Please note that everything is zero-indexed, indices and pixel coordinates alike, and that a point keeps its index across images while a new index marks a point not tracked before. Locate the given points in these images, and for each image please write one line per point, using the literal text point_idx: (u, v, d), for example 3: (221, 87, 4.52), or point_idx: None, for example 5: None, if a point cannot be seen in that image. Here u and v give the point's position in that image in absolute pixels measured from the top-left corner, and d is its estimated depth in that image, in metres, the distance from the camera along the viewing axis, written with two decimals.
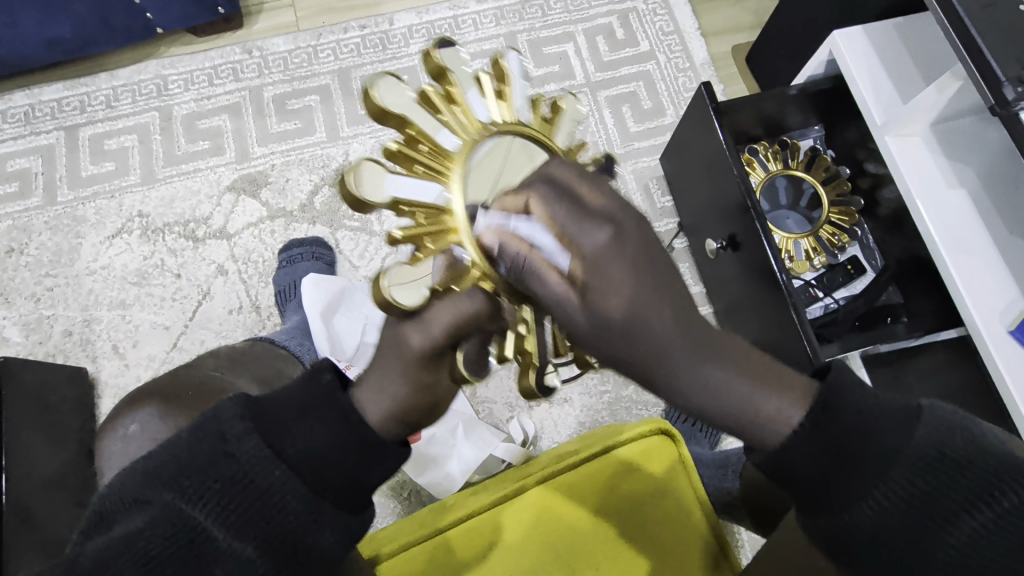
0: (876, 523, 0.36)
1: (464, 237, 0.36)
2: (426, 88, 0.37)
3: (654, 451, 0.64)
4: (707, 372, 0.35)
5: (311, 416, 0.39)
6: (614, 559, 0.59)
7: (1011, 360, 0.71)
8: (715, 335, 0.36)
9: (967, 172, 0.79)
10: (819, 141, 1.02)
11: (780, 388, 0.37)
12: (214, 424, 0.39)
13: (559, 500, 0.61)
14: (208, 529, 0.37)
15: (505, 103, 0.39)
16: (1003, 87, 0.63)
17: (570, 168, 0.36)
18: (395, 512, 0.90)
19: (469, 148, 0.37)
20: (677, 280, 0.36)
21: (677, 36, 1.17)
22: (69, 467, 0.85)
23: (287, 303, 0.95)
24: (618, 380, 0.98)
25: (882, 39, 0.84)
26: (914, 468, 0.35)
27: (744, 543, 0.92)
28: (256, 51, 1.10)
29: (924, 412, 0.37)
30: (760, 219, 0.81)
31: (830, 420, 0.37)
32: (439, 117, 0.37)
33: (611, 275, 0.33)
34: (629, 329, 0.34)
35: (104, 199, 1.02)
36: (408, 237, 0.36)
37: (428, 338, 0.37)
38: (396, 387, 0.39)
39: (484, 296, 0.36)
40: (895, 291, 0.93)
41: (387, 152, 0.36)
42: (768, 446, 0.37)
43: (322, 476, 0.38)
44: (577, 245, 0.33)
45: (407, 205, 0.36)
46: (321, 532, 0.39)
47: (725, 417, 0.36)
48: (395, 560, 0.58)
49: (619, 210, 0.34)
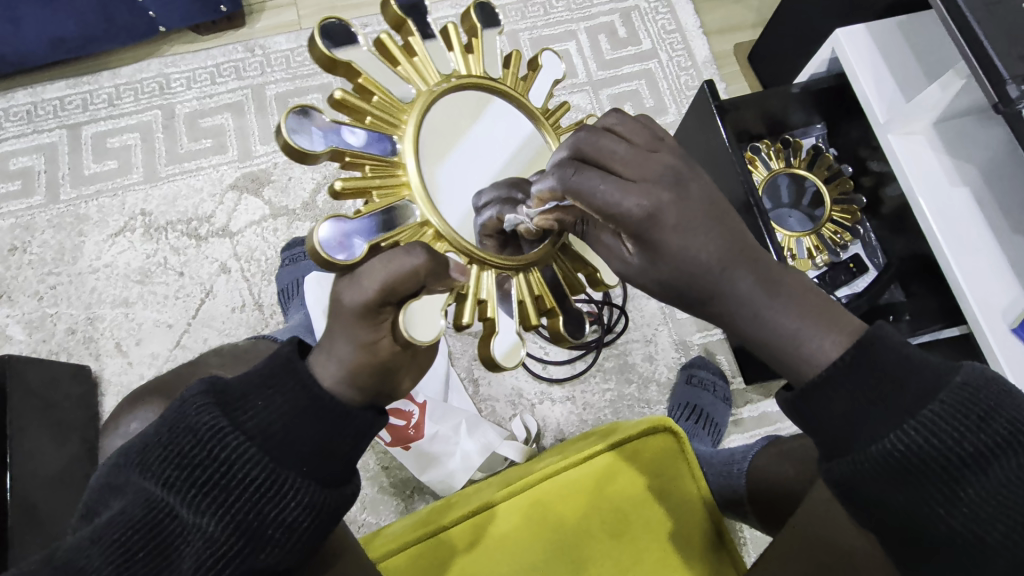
0: (901, 459, 0.36)
1: (414, 192, 0.40)
2: (381, 36, 0.41)
3: (653, 443, 0.64)
4: (761, 307, 0.38)
5: (272, 387, 0.40)
6: (593, 544, 0.59)
7: (1012, 355, 0.72)
8: (773, 270, 0.39)
9: (970, 170, 0.79)
10: (820, 140, 1.02)
11: (827, 325, 0.38)
12: (177, 403, 0.40)
13: (551, 493, 0.61)
14: (175, 506, 0.38)
15: (470, 56, 0.44)
16: (1007, 85, 0.63)
17: (603, 145, 0.38)
18: (397, 510, 0.90)
19: (422, 95, 0.41)
20: (730, 225, 0.38)
21: (679, 34, 1.17)
22: (74, 465, 0.85)
23: (290, 301, 0.95)
24: (621, 378, 0.98)
25: (884, 39, 0.85)
26: (945, 409, 0.36)
27: (747, 541, 0.92)
28: (258, 49, 1.10)
29: (965, 366, 0.37)
30: (764, 217, 0.81)
31: (848, 377, 0.37)
32: (395, 67, 0.41)
33: (659, 237, 0.37)
34: (682, 279, 0.38)
35: (106, 197, 1.02)
36: (350, 189, 0.38)
37: (360, 297, 0.38)
38: (343, 348, 0.40)
39: (425, 252, 0.38)
40: (898, 289, 0.95)
41: (333, 100, 0.39)
42: (801, 381, 0.38)
43: (280, 447, 0.39)
44: (621, 219, 0.37)
45: (349, 153, 0.39)
46: (286, 500, 0.38)
47: (768, 348, 0.39)
48: (399, 558, 0.57)
49: (658, 181, 0.37)
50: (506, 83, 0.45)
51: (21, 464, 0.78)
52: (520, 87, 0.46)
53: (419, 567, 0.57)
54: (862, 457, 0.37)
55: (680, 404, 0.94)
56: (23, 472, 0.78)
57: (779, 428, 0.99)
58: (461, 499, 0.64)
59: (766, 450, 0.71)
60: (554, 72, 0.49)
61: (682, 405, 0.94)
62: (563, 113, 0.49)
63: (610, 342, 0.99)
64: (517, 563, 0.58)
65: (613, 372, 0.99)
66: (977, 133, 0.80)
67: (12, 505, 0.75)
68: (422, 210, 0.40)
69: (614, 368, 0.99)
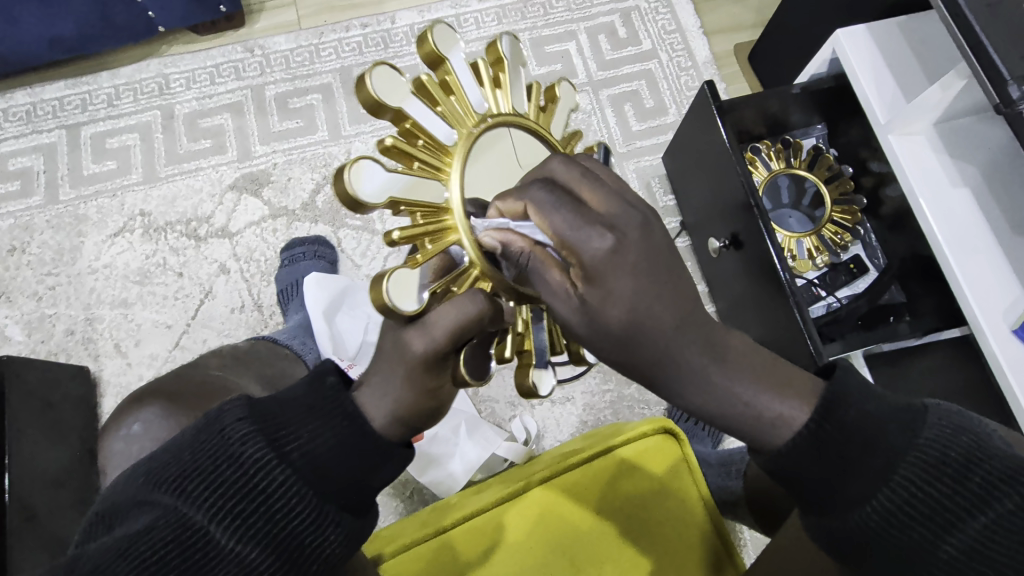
0: (880, 523, 0.36)
1: (463, 235, 0.39)
2: (422, 78, 0.39)
3: (662, 450, 0.64)
4: (711, 376, 0.36)
5: (316, 418, 0.39)
6: (612, 562, 0.59)
7: (1013, 360, 0.71)
8: (719, 335, 0.37)
9: (971, 171, 0.79)
10: (822, 140, 1.01)
11: (786, 392, 0.37)
12: (217, 426, 0.39)
13: (559, 501, 0.61)
14: (213, 533, 0.38)
15: (499, 90, 0.42)
16: (1008, 86, 0.63)
17: (574, 172, 0.36)
18: (397, 511, 0.90)
19: (462, 137, 0.40)
20: (685, 286, 0.36)
21: (679, 35, 1.17)
22: (74, 466, 0.85)
23: (289, 302, 0.95)
24: (620, 379, 0.98)
25: (885, 39, 0.84)
26: (915, 469, 0.36)
27: (746, 542, 0.92)
28: (258, 49, 1.10)
29: (929, 416, 0.37)
30: (764, 218, 0.81)
31: (817, 442, 0.36)
32: (435, 106, 0.39)
33: (611, 279, 0.34)
34: (629, 334, 0.35)
35: (105, 198, 1.02)
36: (406, 238, 0.37)
37: (431, 344, 0.37)
38: (397, 391, 0.39)
39: (486, 299, 0.37)
40: (899, 290, 0.94)
41: (383, 146, 0.37)
42: (769, 448, 0.37)
43: (324, 481, 0.38)
44: (577, 251, 0.34)
45: (404, 203, 0.37)
46: (326, 534, 0.38)
47: (721, 416, 0.37)
48: (400, 559, 0.58)
49: (623, 216, 0.34)
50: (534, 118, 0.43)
51: (20, 465, 0.78)
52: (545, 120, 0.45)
53: (418, 567, 0.57)
54: (842, 515, 0.37)
55: None
56: (21, 473, 0.78)
57: None
58: (459, 505, 0.64)
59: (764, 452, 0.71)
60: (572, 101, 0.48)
61: None
62: (578, 142, 0.48)
63: None
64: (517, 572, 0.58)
65: (613, 373, 0.98)
66: (978, 134, 0.80)
67: (11, 507, 0.75)
68: (471, 253, 0.39)
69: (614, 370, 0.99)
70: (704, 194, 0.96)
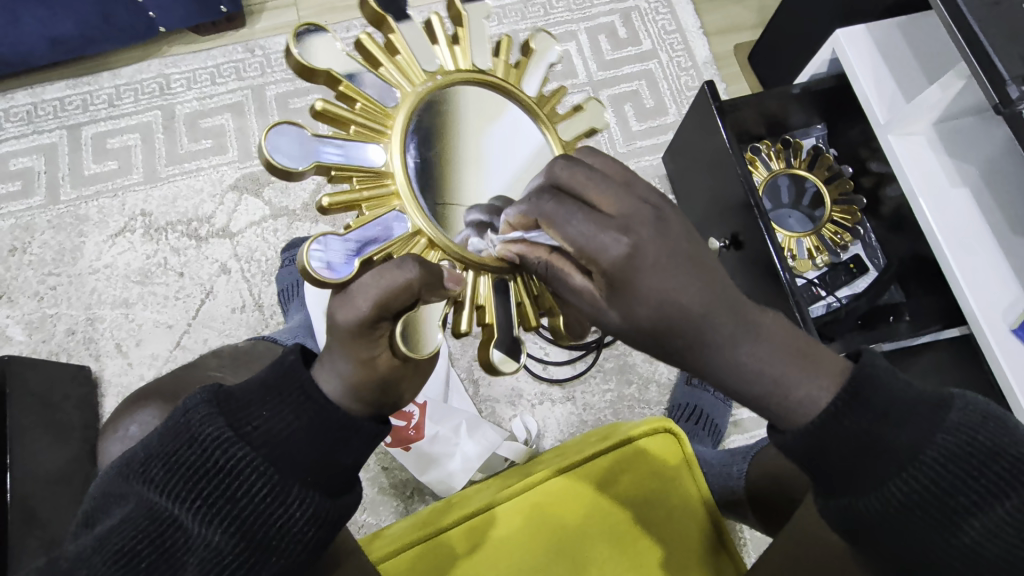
0: (904, 504, 0.36)
1: (405, 202, 0.40)
2: (361, 39, 0.40)
3: (651, 446, 0.65)
4: (749, 360, 0.35)
5: (275, 398, 0.40)
6: (594, 552, 0.59)
7: (1013, 358, 0.71)
8: (754, 315, 0.36)
9: (971, 171, 0.79)
10: (821, 140, 1.01)
11: (814, 367, 0.36)
12: (180, 412, 0.40)
13: (556, 500, 0.61)
14: (181, 518, 0.38)
15: (457, 46, 0.43)
16: (1007, 86, 0.63)
17: (578, 175, 0.36)
18: (398, 511, 0.90)
19: (406, 96, 0.41)
20: (714, 271, 0.36)
21: (679, 35, 1.17)
22: (76, 465, 0.85)
23: (290, 302, 0.95)
24: (621, 379, 0.98)
25: (885, 39, 0.85)
26: (944, 451, 0.36)
27: (746, 541, 0.92)
28: (259, 50, 1.10)
29: (956, 400, 0.37)
30: (764, 217, 0.82)
31: (848, 425, 0.36)
32: (376, 68, 0.41)
33: (633, 278, 0.34)
34: (661, 325, 0.35)
35: (106, 198, 1.02)
36: (337, 204, 0.38)
37: (354, 314, 0.38)
38: (343, 363, 0.40)
39: (417, 266, 0.37)
40: (898, 290, 0.94)
41: (314, 112, 0.39)
42: (795, 429, 0.37)
43: (286, 458, 0.39)
44: (594, 256, 0.34)
45: (335, 168, 0.38)
46: (290, 510, 0.39)
47: (759, 402, 0.37)
48: (401, 559, 0.58)
49: (635, 215, 0.35)
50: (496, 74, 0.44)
51: (21, 465, 0.78)
52: (512, 75, 0.45)
53: (419, 566, 0.57)
54: (862, 498, 0.37)
55: (681, 404, 0.94)
56: (23, 472, 0.78)
57: None
58: (459, 503, 0.64)
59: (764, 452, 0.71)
60: (551, 53, 0.48)
61: (683, 405, 0.95)
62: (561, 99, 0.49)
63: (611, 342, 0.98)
64: (516, 565, 0.58)
65: (613, 373, 0.99)
66: (978, 133, 0.80)
67: (13, 506, 0.75)
68: (415, 220, 0.40)
69: (615, 369, 0.99)
70: (704, 194, 0.96)
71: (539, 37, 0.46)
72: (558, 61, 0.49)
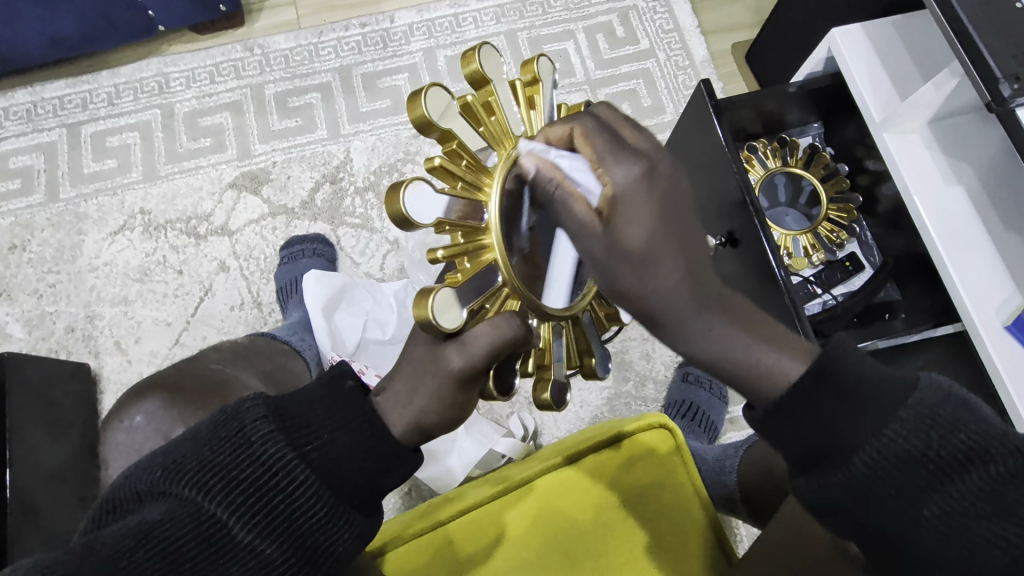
0: (865, 480, 0.36)
1: (498, 254, 0.41)
2: (467, 98, 0.42)
3: (656, 446, 0.65)
4: (709, 323, 0.39)
5: (336, 421, 0.41)
6: (615, 560, 0.60)
7: (1007, 354, 0.72)
8: (726, 298, 0.40)
9: (965, 169, 0.79)
10: (818, 139, 1.02)
11: (781, 349, 0.40)
12: (234, 421, 0.40)
13: (559, 497, 0.62)
14: (231, 528, 0.38)
15: (535, 111, 0.45)
16: (1000, 84, 0.63)
17: (616, 118, 0.41)
18: (396, 507, 0.91)
19: (502, 156, 0.42)
20: (700, 232, 0.40)
21: (677, 34, 1.17)
22: (75, 462, 0.85)
23: (289, 300, 0.96)
24: (618, 376, 0.99)
25: (880, 38, 0.85)
26: (903, 425, 0.35)
27: (742, 537, 0.92)
28: (257, 49, 1.10)
29: (921, 379, 0.37)
30: (760, 216, 0.82)
31: (820, 397, 0.37)
32: (478, 127, 0.43)
33: (632, 205, 0.37)
34: (644, 257, 0.37)
35: (106, 196, 1.02)
36: (449, 256, 0.40)
37: (467, 359, 0.40)
38: (425, 400, 0.42)
39: (519, 321, 0.40)
40: (893, 287, 0.95)
41: (431, 166, 0.41)
42: (763, 400, 0.40)
43: (340, 478, 0.40)
44: (609, 174, 0.38)
45: (448, 223, 0.40)
46: (340, 534, 0.40)
47: (719, 359, 0.39)
48: (399, 553, 0.58)
49: (653, 153, 0.39)
50: None
51: (20, 461, 0.79)
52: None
53: (415, 561, 0.58)
54: (828, 475, 0.37)
55: (677, 401, 0.95)
56: (20, 468, 0.79)
57: None
58: (456, 498, 0.65)
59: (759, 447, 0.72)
60: None
61: (679, 402, 0.95)
62: None
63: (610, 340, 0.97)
64: (513, 562, 0.59)
65: (610, 370, 0.99)
66: (972, 132, 0.81)
67: (11, 501, 0.75)
68: (504, 272, 0.41)
69: (612, 367, 0.99)
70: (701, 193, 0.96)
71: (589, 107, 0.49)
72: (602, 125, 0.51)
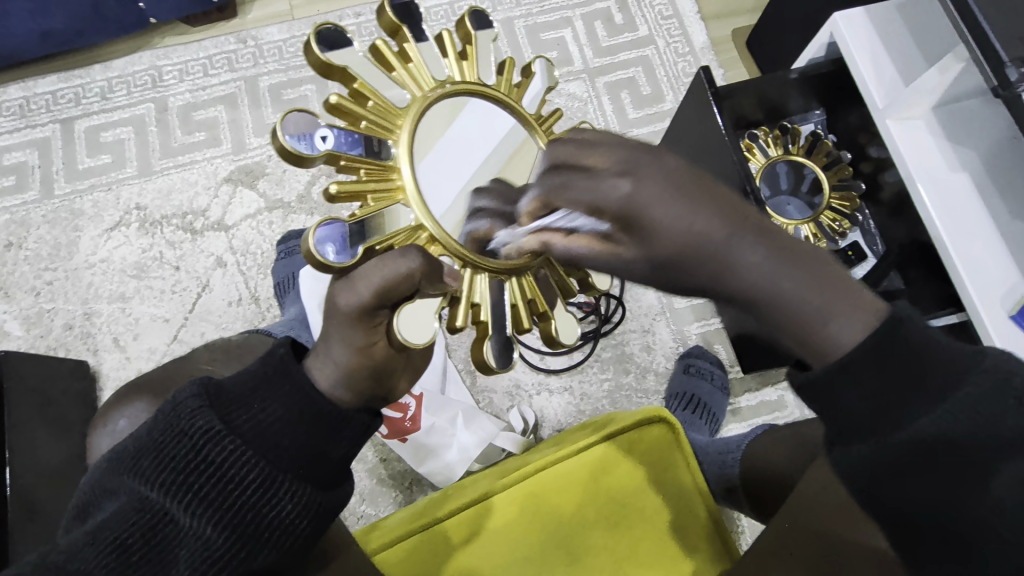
0: (925, 452, 0.35)
1: (409, 196, 0.40)
2: (376, 42, 0.42)
3: (643, 435, 0.65)
4: (779, 278, 0.35)
5: (266, 392, 0.42)
6: (589, 543, 0.60)
7: (1013, 343, 0.71)
8: (786, 240, 0.36)
9: (969, 154, 0.78)
10: (820, 125, 1.01)
11: (850, 302, 0.35)
12: (171, 405, 0.41)
13: (547, 489, 0.62)
14: (169, 509, 0.39)
15: (464, 62, 0.45)
16: (1006, 68, 0.62)
17: (570, 147, 0.36)
18: (396, 502, 0.91)
19: (417, 99, 0.42)
20: (730, 199, 0.35)
21: (676, 20, 1.15)
22: (75, 459, 0.86)
23: (286, 294, 0.95)
24: (619, 368, 0.98)
25: (883, 20, 0.83)
26: (975, 393, 0.34)
27: (744, 529, 0.92)
28: (251, 41, 1.09)
29: (990, 352, 0.35)
30: (760, 203, 0.81)
31: (886, 360, 0.35)
32: (389, 72, 0.42)
33: (651, 215, 0.34)
34: (687, 260, 0.35)
35: (101, 191, 1.02)
36: (344, 192, 0.39)
37: (355, 299, 0.40)
38: (339, 352, 0.42)
39: (420, 255, 0.39)
40: (897, 276, 0.92)
41: (328, 105, 0.40)
42: (822, 364, 0.36)
43: (275, 448, 0.41)
44: (604, 207, 0.34)
45: (344, 157, 0.39)
46: (283, 505, 0.41)
47: (791, 330, 0.36)
48: (391, 552, 0.58)
49: (632, 158, 0.34)
50: (498, 89, 0.45)
51: (19, 460, 0.79)
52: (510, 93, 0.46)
53: (411, 558, 0.58)
54: (879, 447, 0.35)
55: (678, 393, 0.93)
56: (20, 466, 0.79)
57: (777, 418, 0.99)
58: (457, 493, 0.64)
59: (761, 438, 0.72)
60: (546, 79, 0.50)
61: (680, 395, 0.94)
62: (557, 120, 0.50)
63: (610, 331, 0.98)
64: (513, 558, 0.59)
65: (611, 363, 0.98)
66: (976, 115, 0.79)
67: (12, 498, 0.76)
68: (417, 213, 0.40)
69: (613, 358, 0.98)
70: None
71: (538, 63, 0.49)
72: (552, 86, 0.51)
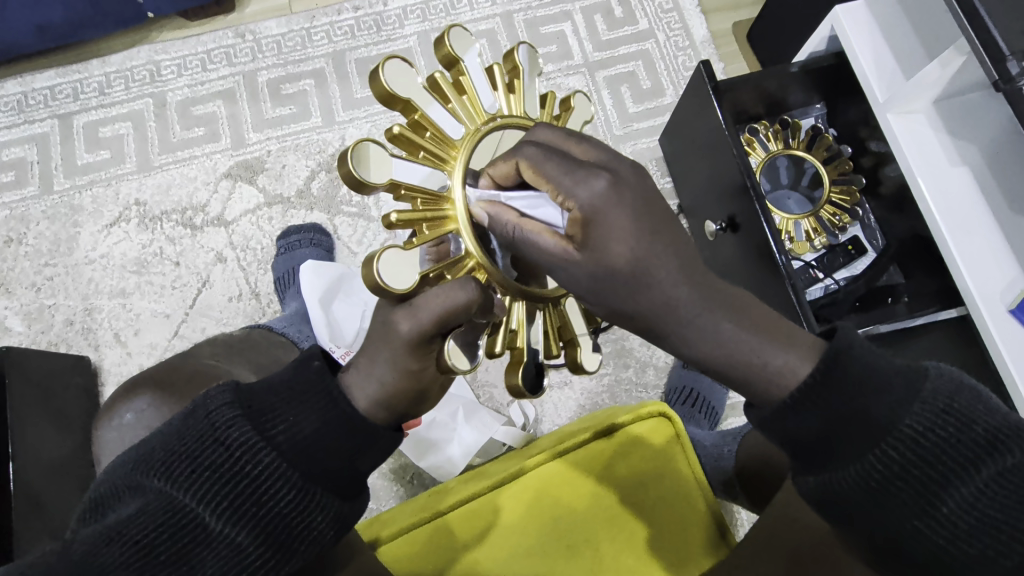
0: (883, 475, 0.37)
1: (459, 226, 0.41)
2: (434, 74, 0.42)
3: (655, 433, 0.65)
4: (720, 317, 0.36)
5: (300, 401, 0.41)
6: (595, 540, 0.60)
7: (1011, 336, 0.71)
8: (728, 291, 0.37)
9: (970, 148, 0.78)
10: (820, 120, 1.01)
11: (786, 342, 0.37)
12: (203, 411, 0.41)
13: (556, 487, 0.62)
14: (200, 514, 0.40)
15: (512, 95, 0.44)
16: (1007, 61, 0.62)
17: (558, 136, 0.40)
18: (398, 496, 0.91)
19: (469, 132, 0.42)
20: (677, 228, 0.37)
21: (676, 13, 1.15)
22: (77, 454, 0.86)
23: (287, 290, 0.95)
24: (618, 363, 0.98)
25: (884, 13, 0.83)
26: (921, 415, 0.36)
27: (742, 522, 0.93)
28: (249, 35, 1.08)
29: (931, 372, 0.38)
30: (760, 198, 0.81)
31: (828, 395, 0.37)
32: (445, 103, 0.42)
33: (609, 219, 0.35)
34: (634, 270, 0.36)
35: (100, 187, 1.01)
36: (404, 220, 0.39)
37: (416, 325, 0.38)
38: (383, 371, 0.40)
39: (478, 287, 0.39)
40: (897, 271, 0.94)
41: (391, 134, 0.40)
42: (769, 403, 0.38)
43: (309, 462, 0.40)
44: (573, 195, 0.36)
45: (403, 186, 0.40)
46: (313, 516, 0.41)
47: (729, 365, 0.37)
48: (395, 542, 0.59)
49: (611, 163, 0.37)
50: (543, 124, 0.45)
51: (21, 454, 0.79)
52: None
53: (417, 548, 0.58)
54: (839, 475, 0.38)
55: (677, 388, 0.95)
56: (22, 461, 0.79)
57: None
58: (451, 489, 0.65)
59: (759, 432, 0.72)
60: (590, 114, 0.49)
61: (680, 390, 0.95)
62: None
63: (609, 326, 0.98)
64: (517, 550, 0.59)
65: (611, 357, 0.98)
66: (977, 108, 0.79)
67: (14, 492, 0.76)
68: (467, 243, 0.41)
69: (613, 353, 0.98)
70: (705, 176, 0.94)
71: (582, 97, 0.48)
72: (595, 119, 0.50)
